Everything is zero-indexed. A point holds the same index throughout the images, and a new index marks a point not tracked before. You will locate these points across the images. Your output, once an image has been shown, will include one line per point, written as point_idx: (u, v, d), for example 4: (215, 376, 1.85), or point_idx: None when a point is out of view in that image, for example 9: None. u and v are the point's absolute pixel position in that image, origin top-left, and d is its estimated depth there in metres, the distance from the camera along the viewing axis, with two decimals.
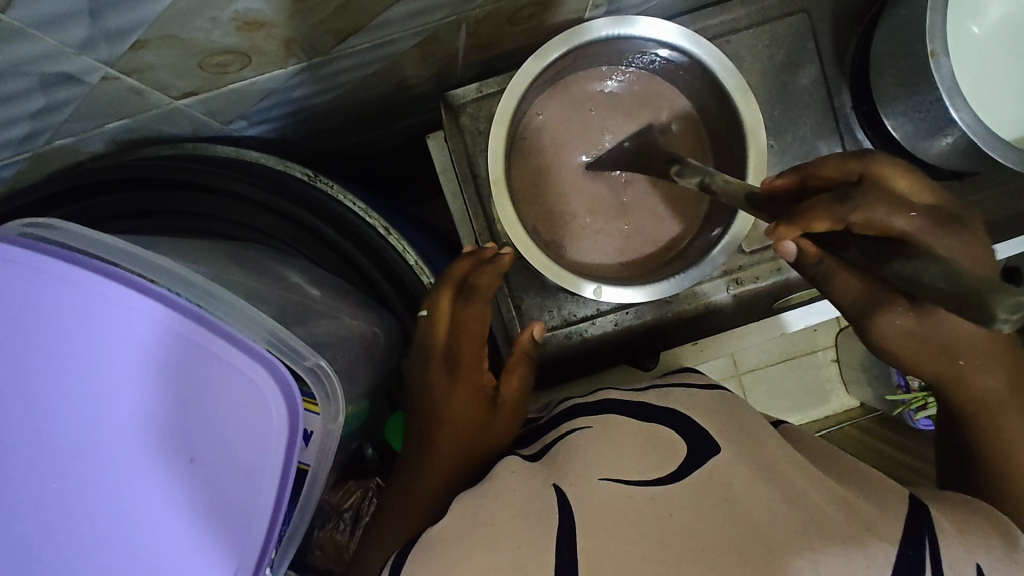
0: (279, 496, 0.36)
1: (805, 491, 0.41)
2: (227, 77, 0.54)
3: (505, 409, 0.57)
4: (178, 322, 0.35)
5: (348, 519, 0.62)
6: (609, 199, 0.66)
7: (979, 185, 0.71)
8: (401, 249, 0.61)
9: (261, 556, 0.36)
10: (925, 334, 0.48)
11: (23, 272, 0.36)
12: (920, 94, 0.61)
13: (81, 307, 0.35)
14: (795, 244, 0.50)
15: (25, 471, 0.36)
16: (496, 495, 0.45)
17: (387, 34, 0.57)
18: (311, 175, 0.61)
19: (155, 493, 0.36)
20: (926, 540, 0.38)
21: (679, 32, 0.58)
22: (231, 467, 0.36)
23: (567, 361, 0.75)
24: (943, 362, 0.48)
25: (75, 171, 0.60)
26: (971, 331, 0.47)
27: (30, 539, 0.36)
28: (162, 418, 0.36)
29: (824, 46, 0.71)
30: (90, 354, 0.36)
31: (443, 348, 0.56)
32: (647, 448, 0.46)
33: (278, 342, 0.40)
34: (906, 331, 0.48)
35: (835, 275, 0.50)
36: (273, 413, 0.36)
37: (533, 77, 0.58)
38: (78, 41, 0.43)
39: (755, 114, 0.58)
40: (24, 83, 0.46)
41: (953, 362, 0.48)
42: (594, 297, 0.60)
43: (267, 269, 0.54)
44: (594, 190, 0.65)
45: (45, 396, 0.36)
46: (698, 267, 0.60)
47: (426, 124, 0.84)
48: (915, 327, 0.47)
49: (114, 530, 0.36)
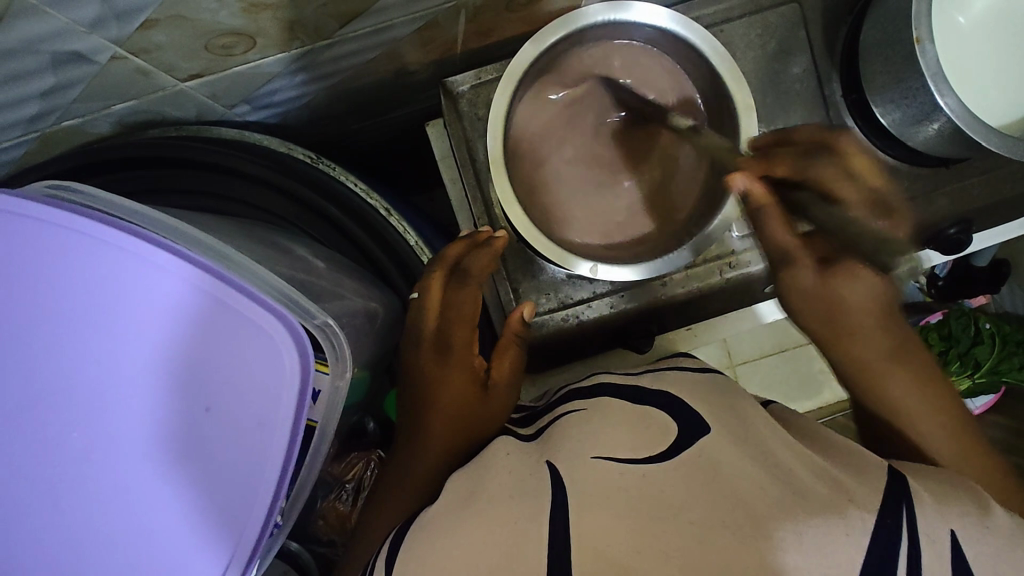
0: (289, 453, 0.38)
1: (788, 466, 0.42)
2: (232, 60, 0.55)
3: (497, 387, 0.59)
4: (195, 280, 0.37)
5: (351, 488, 0.64)
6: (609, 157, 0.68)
7: (967, 172, 0.73)
8: (401, 230, 0.63)
9: (269, 513, 0.38)
10: (824, 295, 0.52)
11: (44, 229, 0.37)
12: (907, 82, 0.62)
13: (99, 264, 0.37)
14: (744, 181, 0.52)
15: (46, 423, 0.37)
16: (488, 474, 0.46)
17: (387, 18, 0.58)
18: (314, 158, 0.63)
19: (170, 447, 0.37)
20: (900, 505, 0.39)
21: (674, 17, 0.59)
22: (242, 423, 0.37)
23: (563, 344, 0.76)
24: (829, 326, 0.53)
25: (83, 150, 0.61)
26: (865, 297, 0.51)
27: (46, 487, 0.38)
28: (174, 372, 0.37)
29: (815, 35, 0.73)
30: (107, 309, 0.37)
31: (435, 327, 0.58)
32: (639, 428, 0.46)
33: (291, 303, 0.42)
34: (806, 292, 0.53)
35: (769, 222, 0.53)
36: (288, 370, 0.37)
37: (530, 62, 0.60)
38: (89, 19, 0.44)
39: (747, 100, 0.60)
40: (34, 61, 0.48)
41: (841, 324, 0.53)
42: (590, 275, 0.61)
43: (273, 244, 0.56)
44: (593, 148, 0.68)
45: (67, 349, 0.37)
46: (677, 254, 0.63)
47: (424, 112, 0.85)
48: (813, 290, 0.53)
49: (127, 481, 0.37)
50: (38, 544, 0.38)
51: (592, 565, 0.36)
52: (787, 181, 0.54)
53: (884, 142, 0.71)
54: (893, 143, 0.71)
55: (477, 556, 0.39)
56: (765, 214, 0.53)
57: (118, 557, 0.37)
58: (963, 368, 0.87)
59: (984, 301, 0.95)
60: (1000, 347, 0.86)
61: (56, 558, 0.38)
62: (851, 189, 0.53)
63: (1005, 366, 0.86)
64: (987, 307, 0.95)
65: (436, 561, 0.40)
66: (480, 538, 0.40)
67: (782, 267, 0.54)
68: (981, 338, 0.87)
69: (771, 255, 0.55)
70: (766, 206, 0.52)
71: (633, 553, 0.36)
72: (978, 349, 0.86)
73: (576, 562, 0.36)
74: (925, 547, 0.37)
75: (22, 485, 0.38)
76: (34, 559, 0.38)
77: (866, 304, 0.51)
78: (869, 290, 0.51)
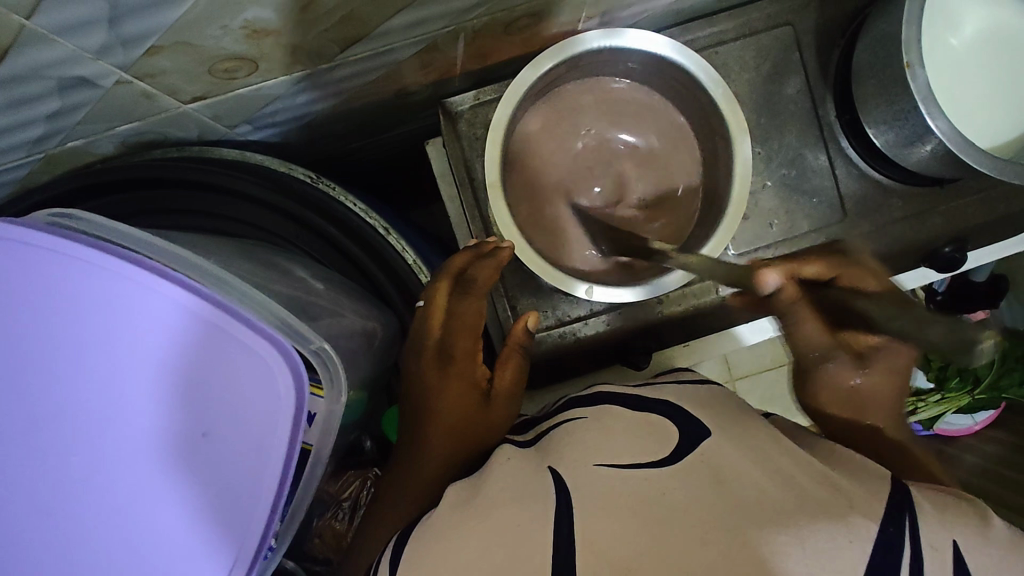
0: (284, 478, 0.38)
1: (792, 474, 0.41)
2: (235, 83, 0.56)
3: (498, 398, 0.59)
4: (193, 307, 0.37)
5: (347, 508, 0.63)
6: (598, 172, 0.68)
7: (960, 193, 0.74)
8: (399, 247, 0.63)
9: (264, 535, 0.38)
10: (850, 392, 0.54)
11: (47, 256, 0.38)
12: (899, 104, 0.64)
13: (100, 291, 0.38)
14: (775, 277, 0.46)
15: (45, 445, 0.38)
16: (489, 486, 0.46)
17: (388, 43, 0.59)
18: (314, 178, 0.64)
19: (166, 470, 0.38)
20: (902, 522, 0.37)
21: (670, 45, 0.60)
22: (238, 447, 0.38)
23: (561, 361, 0.77)
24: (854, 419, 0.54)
25: (85, 171, 0.62)
26: (879, 391, 0.54)
27: (47, 511, 0.38)
28: (171, 397, 0.38)
29: (808, 57, 0.74)
30: (107, 334, 0.38)
31: (437, 338, 0.57)
32: (642, 434, 0.45)
33: (288, 328, 0.42)
34: (839, 389, 0.54)
35: (800, 319, 0.48)
36: (282, 396, 0.38)
37: (529, 86, 0.61)
38: (95, 47, 0.45)
39: (740, 122, 0.61)
40: (42, 87, 0.49)
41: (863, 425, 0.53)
42: (586, 297, 0.62)
43: (272, 264, 0.57)
44: (581, 165, 0.68)
45: (67, 373, 0.38)
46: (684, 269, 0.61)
47: (423, 132, 0.86)
48: (848, 386, 0.53)
49: (124, 505, 0.38)
50: (36, 564, 0.38)
51: (593, 567, 0.36)
52: (819, 281, 0.51)
53: (878, 162, 0.72)
54: (887, 162, 0.72)
55: (480, 562, 0.39)
56: (800, 310, 0.47)
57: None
58: (962, 384, 0.88)
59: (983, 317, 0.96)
60: (1001, 362, 0.87)
61: None
62: (876, 281, 0.49)
63: (1005, 382, 0.85)
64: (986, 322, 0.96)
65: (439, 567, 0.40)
66: (486, 546, 0.40)
67: (810, 371, 0.54)
68: (981, 353, 0.88)
69: (807, 356, 0.52)
70: (798, 305, 0.47)
71: (635, 555, 0.36)
72: (977, 365, 0.87)
73: (578, 564, 0.36)
74: (926, 552, 0.36)
75: (20, 507, 0.38)
76: None
77: (878, 394, 0.54)
78: (883, 379, 0.53)
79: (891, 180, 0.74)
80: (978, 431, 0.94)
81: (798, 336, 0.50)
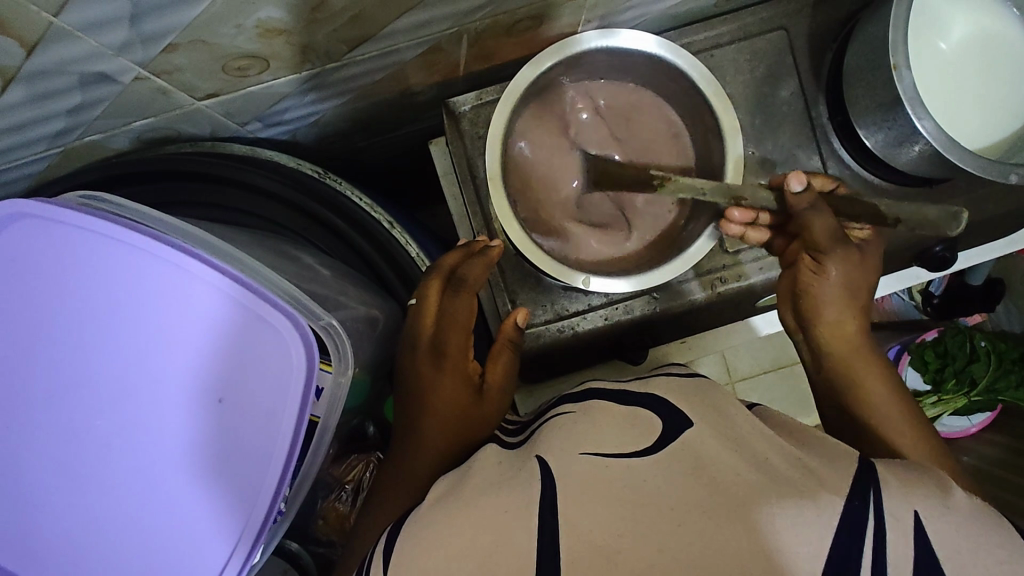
0: (293, 445, 0.41)
1: (766, 457, 0.42)
2: (246, 81, 0.59)
3: (490, 391, 0.61)
4: (215, 282, 0.41)
5: (349, 490, 0.66)
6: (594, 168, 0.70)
7: (951, 193, 0.75)
8: (404, 241, 0.66)
9: (274, 500, 0.41)
10: (850, 281, 0.59)
11: (77, 235, 0.41)
12: (887, 105, 0.66)
13: (126, 268, 0.41)
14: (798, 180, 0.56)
15: (74, 412, 0.41)
16: (472, 478, 0.48)
17: (394, 43, 0.62)
18: (321, 172, 0.66)
19: (185, 436, 0.41)
20: (869, 497, 0.39)
21: (661, 44, 0.63)
22: (251, 414, 0.41)
23: (557, 355, 0.78)
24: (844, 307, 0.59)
25: (102, 164, 0.65)
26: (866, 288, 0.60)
27: (74, 473, 0.41)
28: (190, 367, 0.40)
29: (802, 60, 0.76)
30: (132, 308, 0.41)
31: (429, 334, 0.59)
32: (627, 423, 0.47)
33: (299, 305, 0.45)
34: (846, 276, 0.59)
35: (823, 216, 0.56)
36: (293, 365, 0.41)
37: (528, 84, 0.64)
38: (116, 44, 0.48)
39: (733, 121, 0.63)
40: (64, 82, 0.51)
41: (847, 306, 0.60)
42: (584, 287, 0.64)
43: (283, 253, 0.59)
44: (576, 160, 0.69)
45: (94, 344, 0.41)
46: (680, 260, 0.64)
47: (428, 131, 0.88)
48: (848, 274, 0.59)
49: (145, 469, 0.41)
50: (63, 524, 0.41)
51: (579, 550, 0.37)
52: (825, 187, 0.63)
53: (871, 163, 0.74)
54: (878, 163, 0.73)
55: (467, 550, 0.40)
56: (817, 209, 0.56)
57: (137, 537, 0.41)
58: (958, 386, 0.90)
59: (978, 319, 0.98)
60: (996, 365, 0.88)
61: (77, 539, 0.41)
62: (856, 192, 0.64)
63: (1001, 384, 0.88)
64: (982, 325, 0.98)
65: (430, 555, 0.41)
66: (470, 534, 0.41)
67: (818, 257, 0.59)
68: (977, 354, 0.89)
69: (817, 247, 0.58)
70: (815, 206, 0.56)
71: (617, 536, 0.37)
72: (974, 366, 0.88)
73: (564, 548, 0.37)
74: (902, 527, 0.38)
75: (51, 470, 0.41)
76: (59, 539, 0.41)
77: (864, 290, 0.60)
78: (864, 276, 0.60)
79: (882, 181, 0.75)
80: (975, 432, 0.95)
81: (811, 233, 0.57)
